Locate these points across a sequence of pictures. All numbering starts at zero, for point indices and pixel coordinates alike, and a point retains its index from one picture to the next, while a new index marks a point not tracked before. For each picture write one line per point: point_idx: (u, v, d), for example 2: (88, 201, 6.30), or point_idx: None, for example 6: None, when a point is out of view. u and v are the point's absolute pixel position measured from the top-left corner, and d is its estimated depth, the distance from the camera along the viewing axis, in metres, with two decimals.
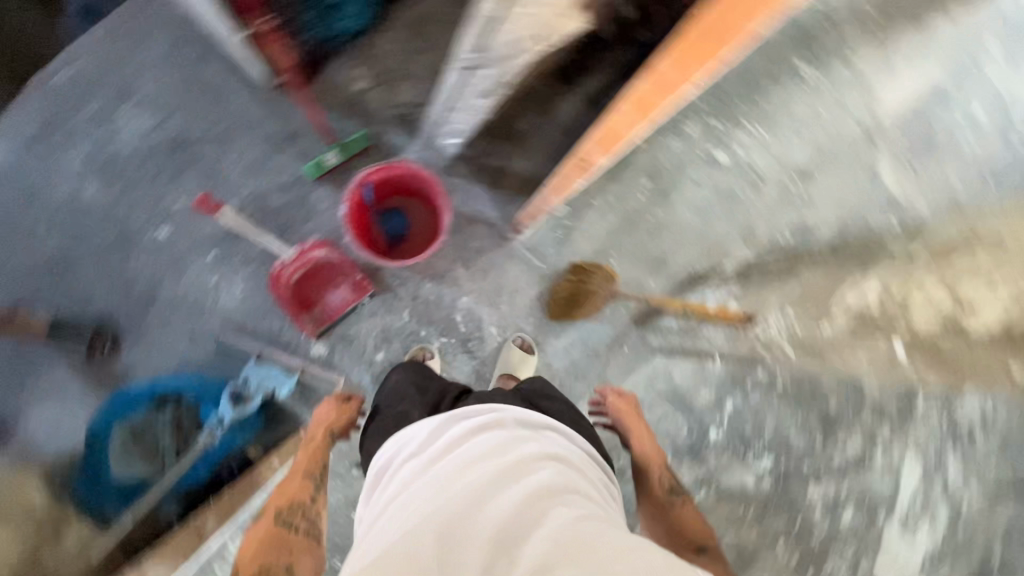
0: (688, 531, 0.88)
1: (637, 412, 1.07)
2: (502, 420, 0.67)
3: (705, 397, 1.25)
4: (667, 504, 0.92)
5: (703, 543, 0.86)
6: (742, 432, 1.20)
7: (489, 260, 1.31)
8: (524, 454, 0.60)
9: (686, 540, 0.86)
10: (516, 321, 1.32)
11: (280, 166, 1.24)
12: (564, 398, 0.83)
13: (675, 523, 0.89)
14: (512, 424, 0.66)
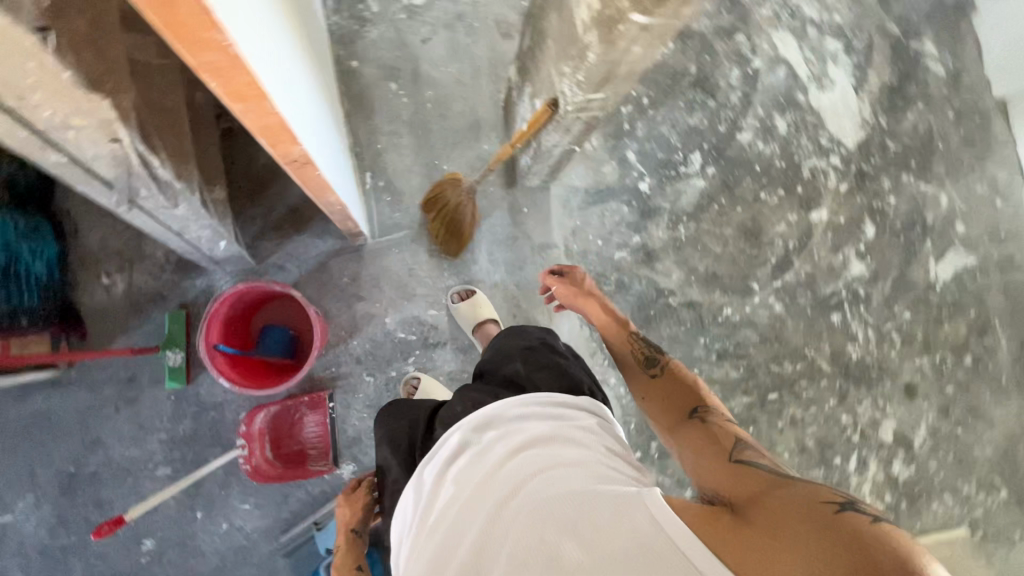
0: (677, 395, 0.80)
1: (588, 289, 1.06)
2: (479, 430, 0.70)
3: (610, 167, 1.37)
4: (649, 376, 0.87)
5: (693, 404, 0.76)
6: (658, 158, 1.39)
7: (370, 273, 1.25)
8: (494, 464, 0.63)
9: (675, 405, 0.78)
10: (439, 286, 1.27)
11: (153, 406, 1.16)
12: (520, 345, 0.86)
13: (666, 391, 0.82)
14: (479, 436, 0.69)
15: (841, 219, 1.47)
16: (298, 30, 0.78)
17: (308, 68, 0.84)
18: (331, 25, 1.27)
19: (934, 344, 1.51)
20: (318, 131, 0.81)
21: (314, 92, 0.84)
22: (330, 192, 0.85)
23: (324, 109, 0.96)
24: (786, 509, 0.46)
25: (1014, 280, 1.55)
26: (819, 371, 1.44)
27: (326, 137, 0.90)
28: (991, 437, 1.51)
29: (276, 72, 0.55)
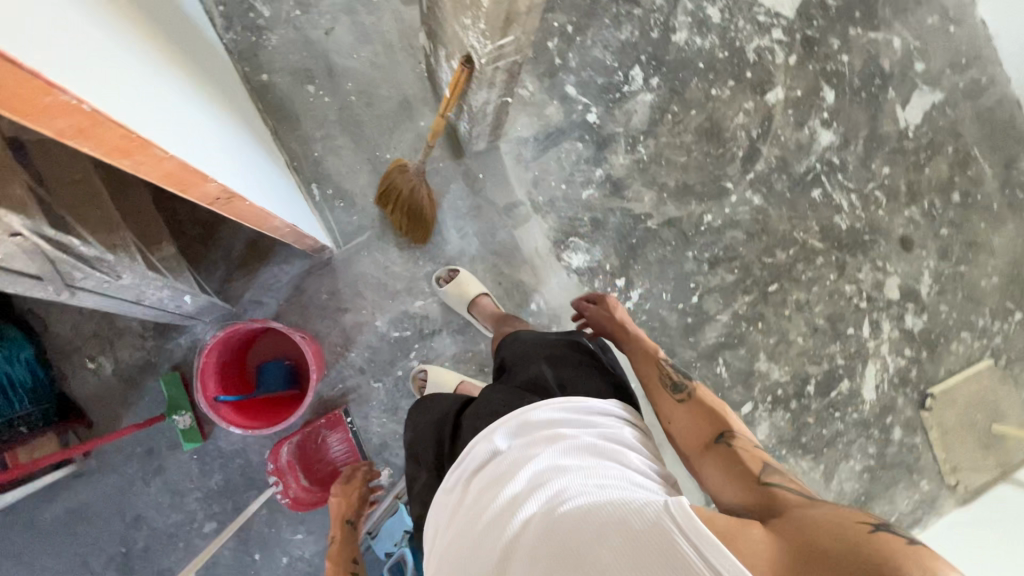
0: (709, 422, 0.74)
1: (618, 320, 1.04)
2: (519, 431, 0.72)
3: (554, 107, 1.31)
4: (676, 398, 0.80)
5: (721, 432, 0.71)
6: (599, 84, 1.33)
7: (346, 283, 1.22)
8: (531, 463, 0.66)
9: (702, 431, 0.74)
10: (418, 276, 1.25)
11: (181, 470, 1.17)
12: (545, 351, 0.90)
13: (695, 415, 0.76)
14: (518, 437, 0.71)
15: (798, 93, 1.42)
16: (169, 58, 0.71)
17: (198, 95, 0.78)
18: (227, 43, 1.19)
19: (920, 191, 1.48)
20: (231, 160, 0.76)
21: (212, 119, 0.79)
22: (268, 218, 0.81)
23: (236, 132, 0.90)
24: (822, 534, 0.49)
25: (984, 104, 1.52)
26: (814, 251, 1.42)
27: (245, 162, 0.85)
28: (995, 265, 1.51)
29: (148, 112, 0.51)
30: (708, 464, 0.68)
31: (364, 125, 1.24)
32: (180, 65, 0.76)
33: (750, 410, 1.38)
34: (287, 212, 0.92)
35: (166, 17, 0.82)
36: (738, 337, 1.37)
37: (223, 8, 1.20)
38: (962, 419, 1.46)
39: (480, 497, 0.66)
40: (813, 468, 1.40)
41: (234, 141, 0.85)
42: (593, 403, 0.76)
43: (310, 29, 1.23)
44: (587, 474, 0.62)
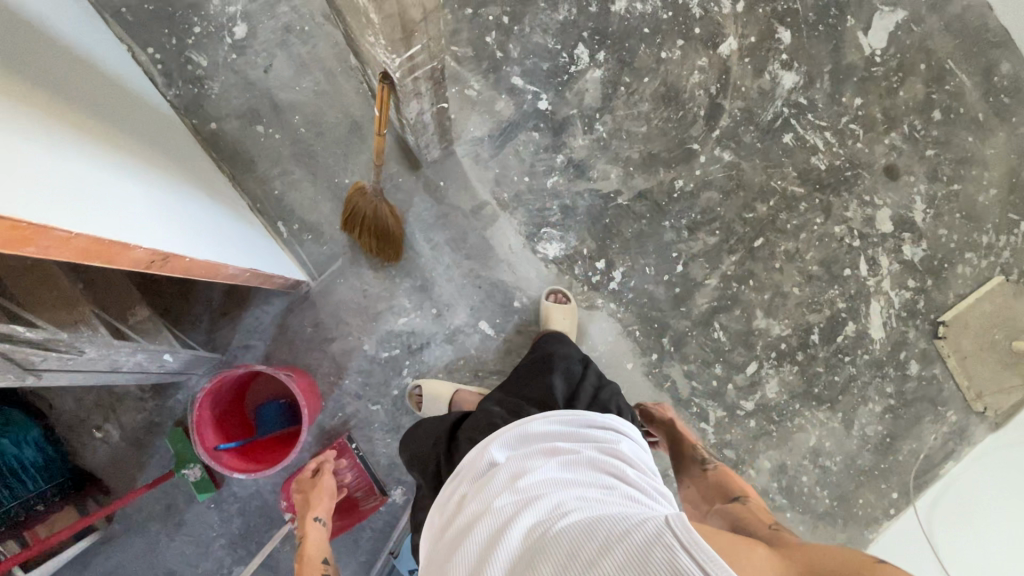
0: (723, 488, 0.95)
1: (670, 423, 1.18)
2: (533, 447, 0.74)
3: (503, 101, 1.29)
4: (700, 469, 1.03)
5: (735, 492, 0.91)
6: (545, 69, 1.30)
7: (329, 313, 1.23)
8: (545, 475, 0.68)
9: (721, 493, 0.93)
10: (397, 294, 1.25)
11: (201, 518, 1.19)
12: (561, 367, 0.98)
13: (715, 485, 0.97)
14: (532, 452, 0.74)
15: (753, 39, 1.38)
16: (95, 131, 0.73)
17: (132, 161, 0.79)
18: (172, 100, 1.21)
19: (898, 116, 1.42)
20: (171, 218, 0.77)
21: (151, 182, 0.80)
22: (220, 267, 0.81)
23: (182, 188, 0.91)
24: (824, 558, 0.53)
25: (952, 13, 1.44)
26: (796, 198, 1.37)
27: (192, 217, 0.85)
28: (990, 178, 1.44)
29: (47, 194, 0.52)
30: (711, 516, 0.88)
31: (317, 154, 1.24)
32: (109, 135, 0.77)
33: (756, 369, 1.35)
34: (245, 256, 0.92)
35: (96, 89, 0.84)
36: (730, 298, 1.34)
37: (161, 67, 1.21)
38: (980, 343, 1.40)
39: (489, 498, 0.67)
40: (833, 417, 1.36)
41: (178, 198, 0.86)
42: (600, 421, 0.79)
43: (248, 70, 1.23)
44: (593, 492, 0.64)
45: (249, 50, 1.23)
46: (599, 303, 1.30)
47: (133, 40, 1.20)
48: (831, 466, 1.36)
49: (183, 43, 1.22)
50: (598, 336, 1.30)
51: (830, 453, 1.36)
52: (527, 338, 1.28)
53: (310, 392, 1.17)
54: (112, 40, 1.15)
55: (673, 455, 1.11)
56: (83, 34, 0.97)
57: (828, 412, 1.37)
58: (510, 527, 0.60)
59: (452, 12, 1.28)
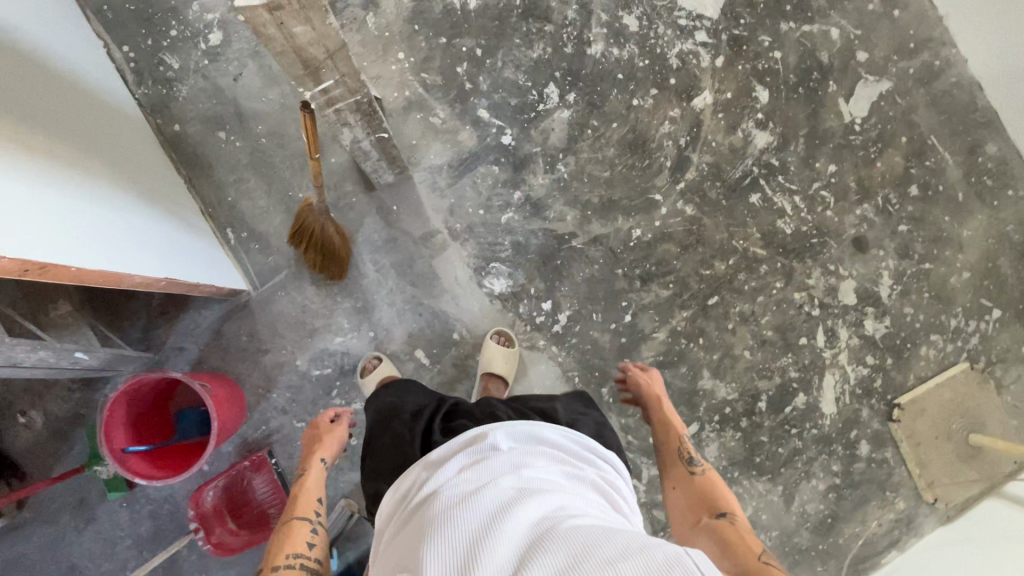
0: (706, 500, 0.85)
1: (655, 397, 1.12)
2: (546, 449, 0.76)
3: (467, 132, 1.29)
4: (684, 471, 0.93)
5: (723, 508, 0.82)
6: (513, 105, 1.30)
7: (265, 324, 1.23)
8: (558, 483, 0.69)
9: (705, 506, 0.84)
10: (336, 313, 1.24)
11: (111, 516, 1.18)
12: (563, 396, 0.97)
13: (697, 492, 0.88)
14: (544, 453, 0.75)
15: (729, 95, 1.36)
16: (32, 129, 0.75)
17: (70, 159, 0.82)
18: (140, 98, 1.23)
19: (872, 187, 1.38)
20: (83, 222, 0.79)
21: (82, 183, 0.83)
22: (120, 277, 0.83)
23: (121, 187, 0.94)
24: None
25: (939, 89, 1.41)
26: (756, 259, 1.34)
27: (116, 221, 0.88)
28: (964, 260, 1.39)
29: None
30: (698, 534, 0.79)
31: (274, 166, 1.25)
32: (53, 132, 0.80)
33: (696, 431, 1.31)
34: (165, 264, 0.94)
35: (53, 83, 0.87)
36: (677, 355, 1.31)
37: (134, 66, 1.24)
38: (937, 431, 1.35)
39: (501, 475, 0.68)
40: (772, 489, 1.31)
41: (109, 194, 0.89)
42: (600, 453, 0.81)
43: (218, 77, 1.25)
44: (593, 507, 0.67)
45: (222, 57, 1.25)
46: (541, 345, 1.28)
47: (109, 37, 1.23)
48: (766, 541, 1.31)
49: (158, 44, 1.25)
50: (536, 378, 1.28)
51: (767, 527, 1.31)
52: (462, 371, 1.26)
53: (233, 400, 1.15)
54: (89, 33, 1.17)
55: (657, 444, 1.03)
56: (52, 25, 0.99)
57: (769, 484, 1.31)
58: (519, 504, 0.61)
59: (426, 40, 1.29)
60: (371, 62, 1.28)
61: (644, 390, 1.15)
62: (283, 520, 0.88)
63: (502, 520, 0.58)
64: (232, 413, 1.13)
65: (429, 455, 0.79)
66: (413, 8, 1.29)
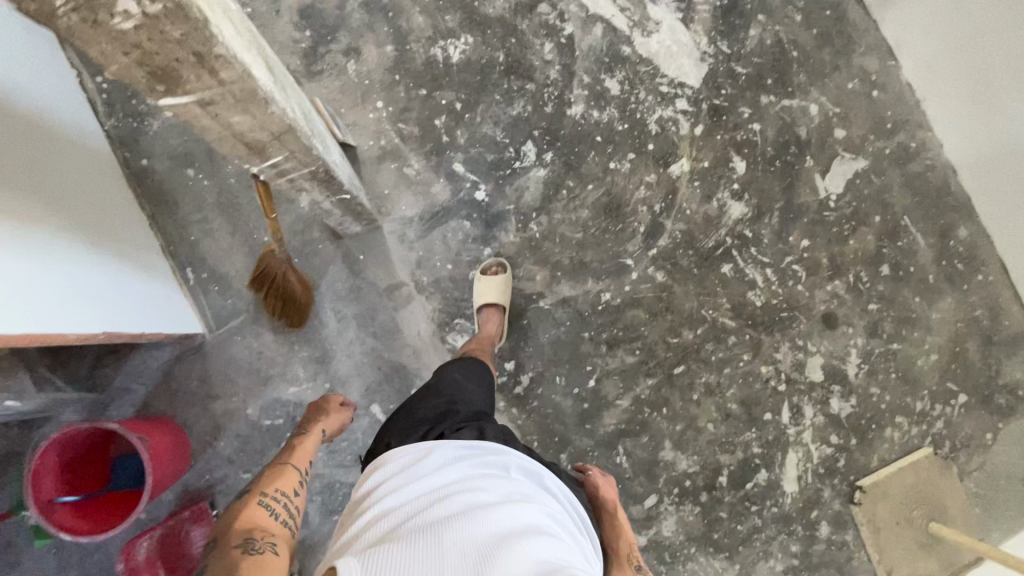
0: None
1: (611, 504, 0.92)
2: (546, 487, 0.76)
3: (441, 185, 1.27)
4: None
5: None
6: (488, 161, 1.29)
7: (218, 369, 1.19)
8: (557, 522, 0.69)
9: None
10: (292, 361, 1.21)
11: (36, 562, 1.13)
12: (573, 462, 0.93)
13: None
14: (546, 491, 0.74)
15: (706, 164, 1.36)
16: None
17: (19, 211, 0.79)
18: (109, 130, 1.21)
19: (844, 264, 1.38)
20: (21, 277, 0.78)
21: (35, 233, 0.82)
22: (47, 336, 0.82)
23: (79, 232, 0.93)
24: None
25: (914, 170, 1.43)
26: (725, 330, 1.33)
27: (61, 270, 0.86)
28: (932, 343, 1.39)
29: None
30: None
31: (241, 208, 1.22)
32: (13, 180, 0.79)
33: (655, 504, 1.28)
34: (101, 315, 0.93)
35: (15, 126, 0.84)
36: (639, 423, 1.28)
37: (106, 98, 1.22)
38: (897, 516, 1.33)
39: (508, 497, 0.67)
40: (729, 569, 1.28)
41: (64, 243, 0.88)
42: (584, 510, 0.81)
43: None
44: (583, 557, 0.66)
45: None
46: (501, 406, 1.25)
47: (83, 68, 1.21)
48: None
49: None
50: None
51: None
52: None
53: (176, 449, 1.10)
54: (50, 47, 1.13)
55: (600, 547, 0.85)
56: (31, 59, 0.99)
57: (726, 563, 1.28)
58: (522, 536, 0.60)
59: (406, 90, 1.28)
60: (348, 108, 1.27)
61: (598, 493, 0.93)
62: (279, 460, 0.88)
63: (501, 546, 0.57)
64: (171, 461, 1.08)
65: (437, 445, 0.78)
66: (396, 58, 1.29)
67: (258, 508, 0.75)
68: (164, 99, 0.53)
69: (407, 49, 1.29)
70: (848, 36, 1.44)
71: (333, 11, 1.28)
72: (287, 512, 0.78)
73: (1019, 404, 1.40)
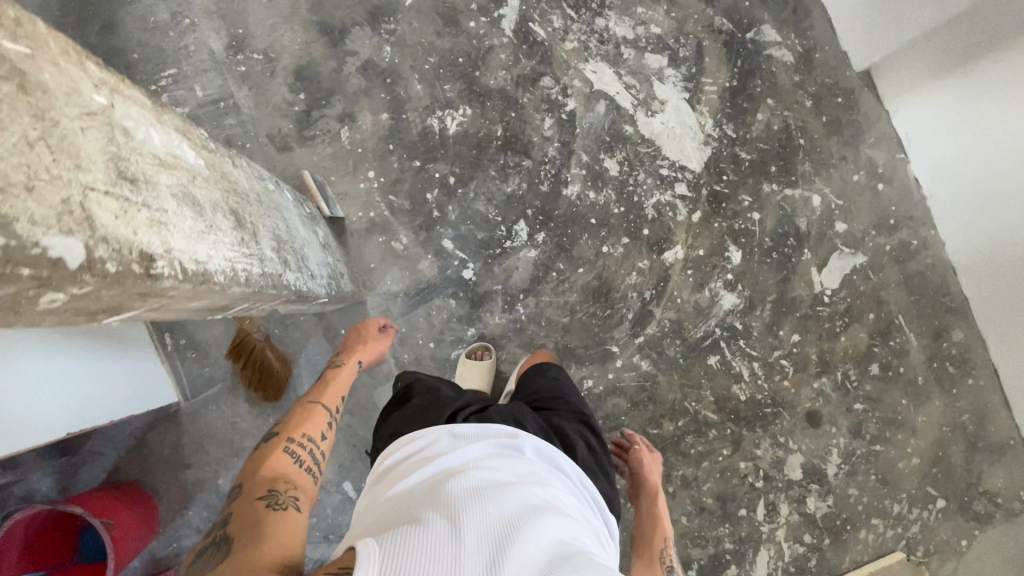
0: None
1: (650, 485, 1.15)
2: (554, 470, 0.79)
3: (428, 262, 1.25)
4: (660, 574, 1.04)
5: None
6: (478, 239, 1.26)
7: (191, 438, 1.18)
8: (564, 500, 0.72)
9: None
10: (265, 435, 1.19)
11: None
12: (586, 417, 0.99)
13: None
14: (554, 474, 0.78)
15: (701, 252, 1.33)
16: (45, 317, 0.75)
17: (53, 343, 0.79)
18: None
19: (833, 361, 1.36)
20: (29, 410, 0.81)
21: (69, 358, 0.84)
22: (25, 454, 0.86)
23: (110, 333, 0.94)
24: None
25: (913, 269, 1.40)
26: (706, 424, 1.31)
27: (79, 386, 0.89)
28: (916, 446, 1.38)
29: None
30: None
31: None
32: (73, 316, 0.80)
33: None
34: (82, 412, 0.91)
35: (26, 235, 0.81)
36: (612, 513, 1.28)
37: None
38: None
39: (518, 476, 0.70)
40: None
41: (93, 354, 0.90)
42: (593, 494, 0.83)
43: None
44: (588, 534, 0.68)
45: None
46: None
47: None
48: None
49: None
50: None
51: None
52: None
53: (143, 521, 1.09)
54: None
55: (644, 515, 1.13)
56: None
57: None
58: (536, 509, 0.64)
59: (399, 161, 1.25)
60: (339, 177, 1.24)
61: (642, 473, 1.16)
62: (309, 400, 0.97)
63: (523, 512, 0.61)
64: (138, 534, 1.07)
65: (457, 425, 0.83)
66: (391, 126, 1.26)
67: (284, 455, 0.84)
68: (110, 323, 0.46)
69: (403, 118, 1.26)
70: (857, 126, 1.40)
71: (329, 74, 1.25)
72: (309, 458, 0.87)
73: (998, 513, 1.38)
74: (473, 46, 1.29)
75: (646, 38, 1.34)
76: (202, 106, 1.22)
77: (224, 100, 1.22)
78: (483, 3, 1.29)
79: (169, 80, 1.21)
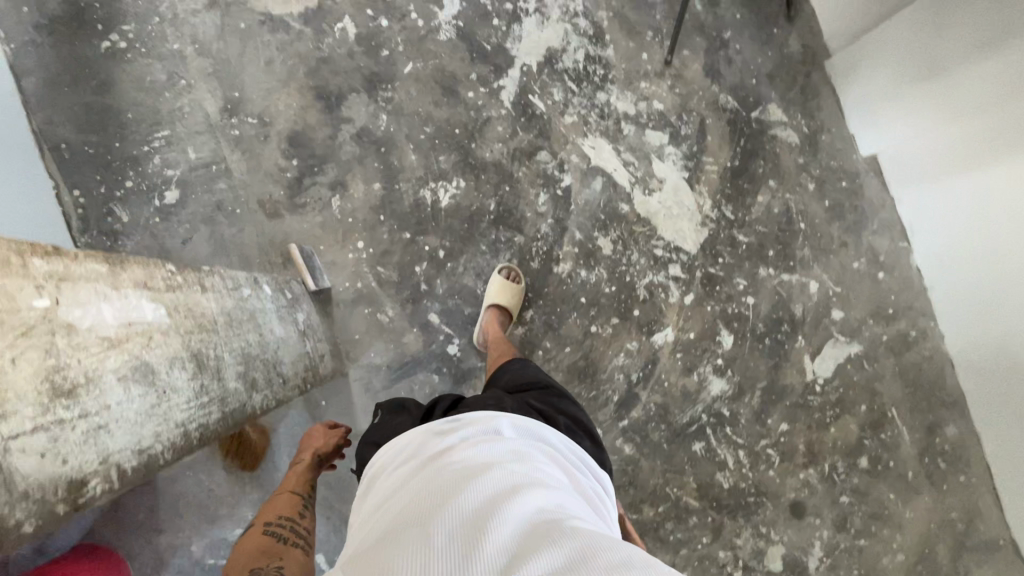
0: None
1: None
2: (542, 441, 0.69)
3: (413, 335, 1.24)
4: None
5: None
6: (465, 314, 1.25)
7: (168, 504, 1.18)
8: (557, 476, 0.62)
9: None
10: (241, 502, 1.19)
11: None
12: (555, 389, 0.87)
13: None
14: (542, 446, 0.68)
15: (691, 335, 1.31)
16: None
17: None
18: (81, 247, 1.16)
19: (821, 452, 1.34)
20: None
21: None
22: None
23: None
24: None
25: (909, 360, 1.37)
26: (687, 510, 1.29)
27: None
28: (902, 542, 1.34)
29: None
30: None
31: None
32: None
33: None
34: None
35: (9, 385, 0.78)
36: None
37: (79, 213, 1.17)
38: None
39: (502, 458, 0.60)
40: None
41: None
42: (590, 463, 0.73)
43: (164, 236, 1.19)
44: (585, 509, 0.59)
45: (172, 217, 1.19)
46: None
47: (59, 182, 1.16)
48: None
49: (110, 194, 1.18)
50: None
51: None
52: None
53: None
54: (19, 159, 1.07)
55: None
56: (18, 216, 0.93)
57: None
58: (524, 496, 0.54)
59: (389, 232, 1.24)
60: (328, 246, 1.23)
61: None
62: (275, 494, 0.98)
63: (505, 499, 0.52)
64: None
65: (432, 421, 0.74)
66: (383, 196, 1.24)
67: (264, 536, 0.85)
68: None
69: (396, 189, 1.24)
70: (859, 211, 1.37)
71: (323, 141, 1.23)
72: (292, 533, 0.87)
73: None
74: (470, 117, 1.27)
75: (647, 114, 1.32)
76: (194, 169, 1.21)
77: (216, 164, 1.21)
78: (482, 73, 1.28)
79: (162, 141, 1.20)
